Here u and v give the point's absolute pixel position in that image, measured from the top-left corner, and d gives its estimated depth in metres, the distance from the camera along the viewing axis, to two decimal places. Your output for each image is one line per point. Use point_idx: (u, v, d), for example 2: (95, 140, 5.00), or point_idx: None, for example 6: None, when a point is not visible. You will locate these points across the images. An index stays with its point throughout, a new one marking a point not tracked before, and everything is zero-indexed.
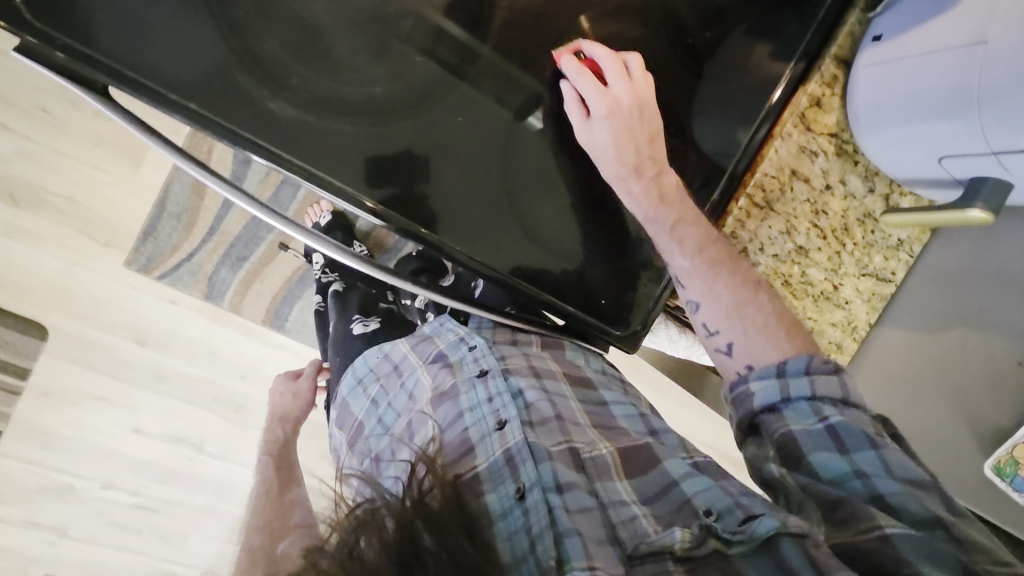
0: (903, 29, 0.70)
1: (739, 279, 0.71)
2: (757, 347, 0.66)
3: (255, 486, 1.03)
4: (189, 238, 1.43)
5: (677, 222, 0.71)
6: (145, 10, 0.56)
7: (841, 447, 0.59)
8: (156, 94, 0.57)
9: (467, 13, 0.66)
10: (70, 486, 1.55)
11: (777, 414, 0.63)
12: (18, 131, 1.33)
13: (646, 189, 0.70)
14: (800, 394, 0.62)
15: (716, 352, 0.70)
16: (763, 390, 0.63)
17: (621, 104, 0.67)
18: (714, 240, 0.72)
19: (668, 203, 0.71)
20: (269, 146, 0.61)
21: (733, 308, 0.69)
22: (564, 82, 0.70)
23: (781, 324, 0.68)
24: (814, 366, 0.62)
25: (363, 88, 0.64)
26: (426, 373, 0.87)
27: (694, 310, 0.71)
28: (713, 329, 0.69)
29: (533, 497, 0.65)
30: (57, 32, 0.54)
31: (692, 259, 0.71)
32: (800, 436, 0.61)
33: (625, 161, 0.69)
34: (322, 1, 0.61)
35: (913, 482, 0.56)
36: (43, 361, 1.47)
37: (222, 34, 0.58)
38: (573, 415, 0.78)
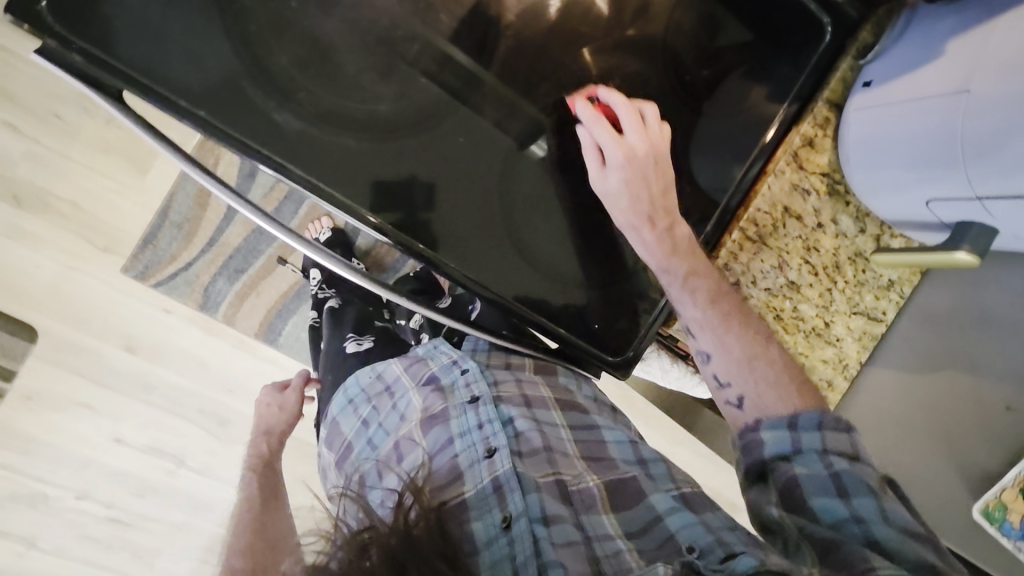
0: (892, 76, 0.72)
1: (749, 332, 0.72)
2: (766, 400, 0.68)
3: (239, 501, 1.03)
4: (187, 248, 1.44)
5: (688, 273, 0.72)
6: (163, 19, 0.58)
7: (842, 492, 0.59)
8: (164, 99, 0.58)
9: (473, 39, 0.68)
10: (44, 494, 1.51)
11: (787, 463, 0.62)
12: (29, 134, 1.35)
13: (660, 240, 0.72)
14: (811, 446, 0.62)
15: (727, 404, 0.71)
16: (773, 440, 0.64)
17: (637, 154, 0.70)
18: (725, 292, 0.74)
19: (681, 253, 0.73)
20: (271, 156, 0.63)
21: (743, 361, 0.70)
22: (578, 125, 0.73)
23: (790, 380, 0.69)
24: (826, 421, 0.63)
25: (368, 105, 0.65)
26: (417, 395, 0.86)
27: (704, 360, 0.73)
28: (724, 380, 0.71)
29: (518, 526, 0.66)
30: (78, 37, 0.56)
31: (704, 311, 0.73)
32: (803, 480, 0.61)
33: (639, 212, 0.72)
34: (335, 21, 0.63)
35: (910, 533, 0.56)
36: (30, 364, 1.46)
37: (236, 46, 0.60)
38: (562, 446, 0.78)
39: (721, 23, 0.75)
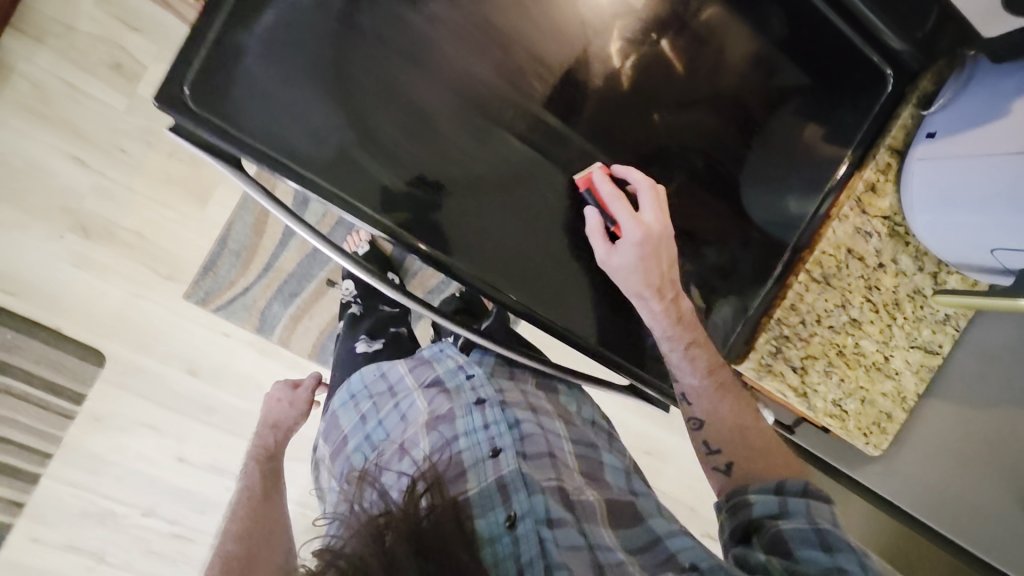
0: (959, 129, 0.75)
1: (741, 403, 0.79)
2: (754, 468, 0.73)
3: (238, 490, 1.02)
4: (244, 274, 1.49)
5: (690, 344, 0.78)
6: (287, 97, 0.63)
7: (826, 543, 0.61)
8: (288, 169, 0.63)
9: (561, 103, 0.72)
10: (112, 511, 1.55)
11: (774, 520, 0.65)
12: (96, 168, 1.38)
13: (666, 309, 0.75)
14: (797, 506, 0.65)
15: (715, 469, 0.77)
16: (761, 503, 0.67)
17: (652, 232, 0.72)
18: (721, 364, 0.80)
19: (685, 324, 0.77)
20: (382, 219, 0.67)
21: (735, 431, 0.76)
22: (587, 197, 0.74)
23: (774, 453, 0.75)
24: (811, 488, 0.67)
25: (468, 168, 0.70)
26: (421, 398, 0.91)
27: (697, 427, 0.79)
28: (714, 447, 0.77)
29: (524, 526, 0.70)
30: (215, 117, 0.61)
31: (701, 380, 0.79)
32: (787, 529, 0.63)
33: (650, 284, 0.73)
34: (437, 93, 0.67)
35: None
36: (97, 387, 1.49)
37: (351, 119, 0.65)
38: (564, 456, 0.83)
39: (779, 66, 0.78)
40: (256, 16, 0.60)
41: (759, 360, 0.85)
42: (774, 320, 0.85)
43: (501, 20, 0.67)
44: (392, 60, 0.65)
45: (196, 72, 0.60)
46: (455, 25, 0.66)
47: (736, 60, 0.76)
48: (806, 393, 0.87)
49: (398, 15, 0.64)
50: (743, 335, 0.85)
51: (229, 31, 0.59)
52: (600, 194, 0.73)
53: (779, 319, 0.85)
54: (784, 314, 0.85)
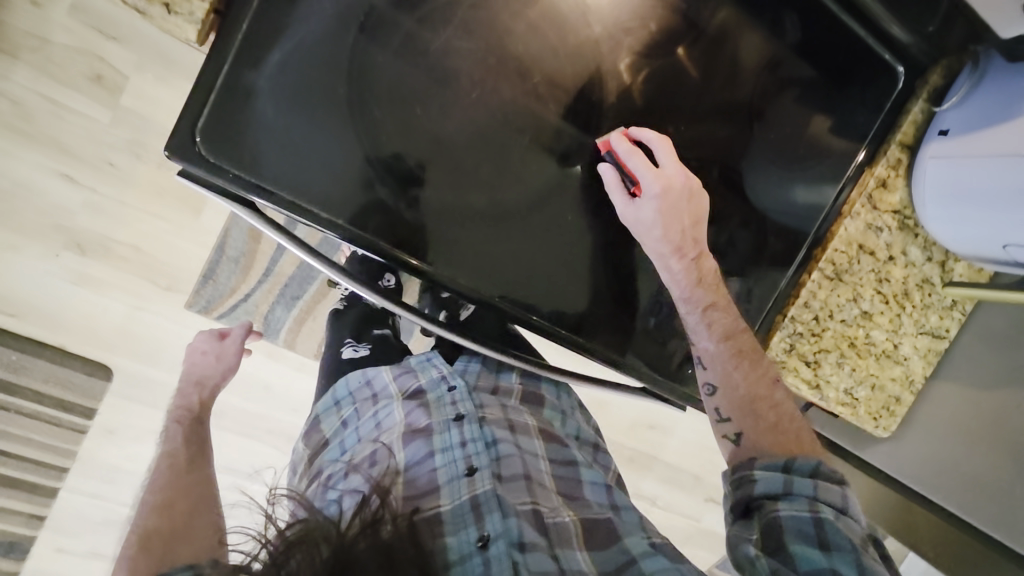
0: (971, 127, 0.76)
1: (759, 373, 0.74)
2: (763, 441, 0.68)
3: (157, 456, 0.86)
4: (245, 280, 1.45)
5: (708, 306, 0.74)
6: (302, 137, 0.61)
7: (823, 541, 0.59)
8: (304, 211, 0.63)
9: (576, 122, 0.72)
10: (133, 517, 1.55)
11: (773, 502, 0.63)
12: (85, 184, 1.34)
13: (687, 268, 0.73)
14: (801, 490, 0.62)
15: (724, 438, 0.73)
16: (766, 481, 0.64)
17: (673, 185, 0.71)
18: (743, 331, 0.75)
19: (705, 286, 0.74)
20: (399, 253, 0.67)
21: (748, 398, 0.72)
22: (607, 160, 0.72)
23: (787, 425, 0.70)
24: (821, 470, 0.64)
25: (488, 195, 0.70)
26: (399, 407, 0.89)
27: (710, 392, 0.76)
28: (724, 415, 0.73)
29: (496, 548, 0.70)
30: (228, 163, 0.60)
31: (717, 345, 0.75)
32: (786, 520, 0.61)
33: (670, 240, 0.72)
34: (453, 122, 0.67)
35: None
36: (108, 401, 1.47)
37: (368, 156, 0.64)
38: (540, 476, 0.84)
39: (784, 61, 0.77)
40: (263, 57, 0.59)
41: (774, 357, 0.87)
42: (788, 317, 0.87)
43: (515, 47, 0.67)
44: (408, 93, 0.64)
45: (206, 118, 0.58)
46: (469, 54, 0.65)
47: (751, 65, 0.76)
48: (819, 385, 0.89)
49: (410, 48, 0.63)
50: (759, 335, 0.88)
51: (238, 74, 0.58)
52: (619, 154, 0.71)
53: (793, 316, 0.86)
54: (798, 311, 0.86)
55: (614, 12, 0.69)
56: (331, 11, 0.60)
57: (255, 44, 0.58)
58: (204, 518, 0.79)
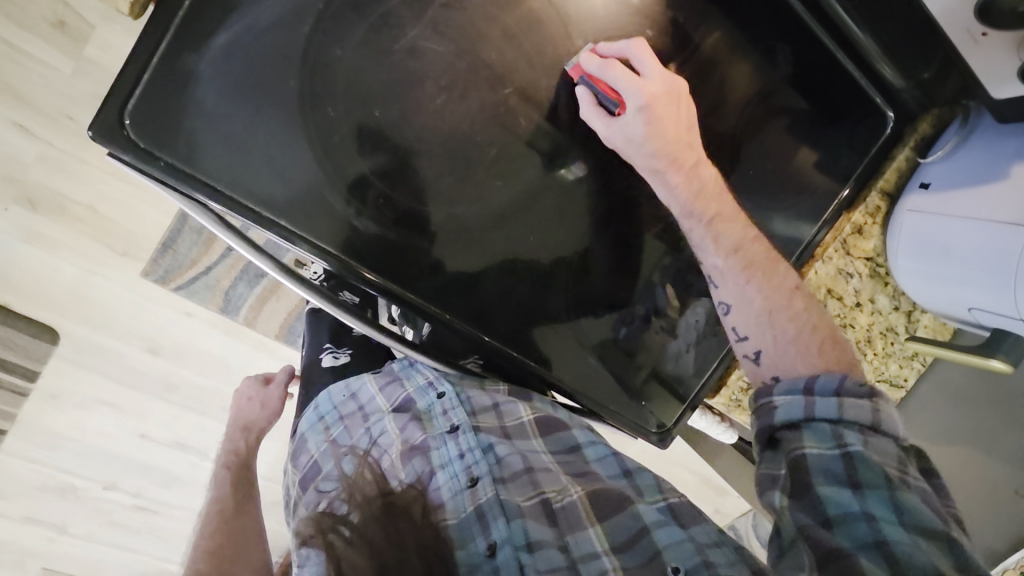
0: (951, 183, 0.75)
1: (775, 283, 0.68)
2: (783, 359, 0.64)
3: (208, 503, 0.97)
4: (207, 253, 1.37)
5: (713, 219, 0.69)
6: (249, 130, 0.57)
7: (853, 480, 0.55)
8: (248, 210, 0.59)
9: (549, 140, 0.69)
10: (73, 485, 1.50)
11: (796, 432, 0.60)
12: (41, 137, 1.25)
13: (685, 180, 0.68)
14: (825, 414, 0.59)
15: (745, 357, 0.69)
16: (785, 406, 0.60)
17: (658, 94, 0.65)
18: (753, 241, 0.70)
19: (707, 196, 0.69)
20: (354, 262, 0.64)
21: (764, 314, 0.67)
22: (580, 85, 0.66)
23: (815, 335, 0.65)
24: (846, 386, 0.59)
25: (447, 208, 0.66)
26: (393, 423, 0.84)
27: (725, 312, 0.71)
28: (742, 334, 0.69)
29: (504, 554, 0.69)
30: (162, 152, 0.55)
31: (725, 259, 0.69)
32: (812, 459, 0.57)
33: (664, 153, 0.67)
34: (418, 128, 0.62)
35: (924, 532, 0.52)
36: (51, 364, 1.39)
37: (320, 157, 0.59)
38: (544, 464, 0.79)
39: (777, 92, 0.74)
40: (207, 39, 0.54)
41: (729, 396, 0.90)
42: None
43: (489, 55, 0.63)
44: (367, 93, 0.60)
45: (137, 100, 0.53)
46: (438, 57, 0.61)
47: (740, 96, 0.73)
48: None
49: (373, 43, 0.59)
50: (715, 374, 0.88)
51: (176, 53, 0.53)
52: (593, 74, 0.65)
53: None
54: None
55: (598, 26, 0.65)
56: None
57: (197, 23, 0.53)
58: (253, 552, 0.89)
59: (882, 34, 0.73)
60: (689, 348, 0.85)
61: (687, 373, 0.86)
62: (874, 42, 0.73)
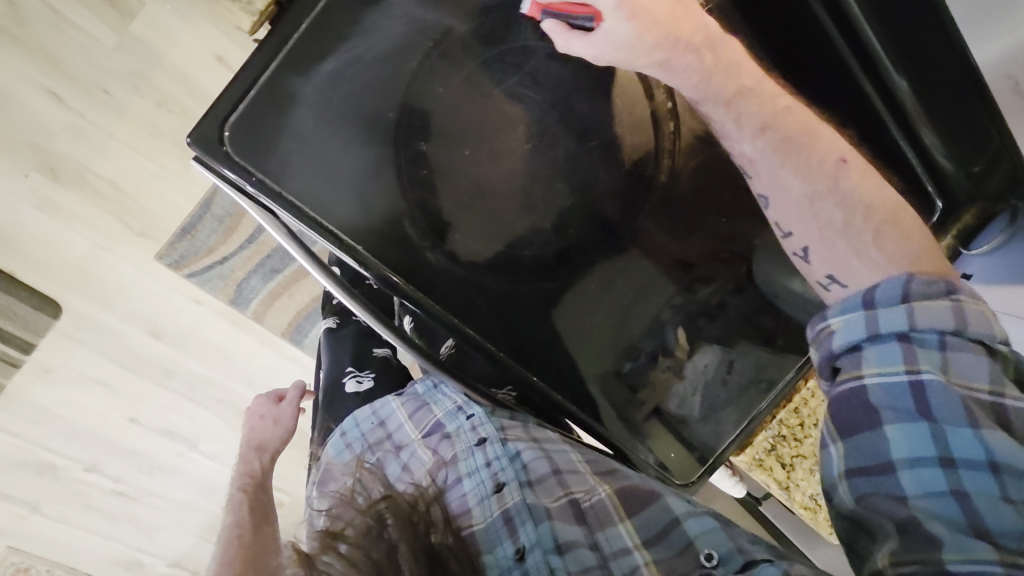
0: (991, 279, 0.82)
1: (816, 160, 0.55)
2: (833, 255, 0.55)
3: (226, 527, 0.94)
4: (226, 242, 1.34)
5: (730, 103, 0.57)
6: (338, 155, 0.58)
7: (927, 415, 0.48)
8: (329, 232, 0.59)
9: (624, 195, 0.69)
10: (53, 463, 1.45)
11: (856, 357, 0.51)
12: (73, 107, 1.20)
13: (690, 64, 0.57)
14: (892, 329, 0.49)
15: (795, 255, 0.60)
16: (843, 330, 0.51)
17: None
18: (782, 116, 0.57)
19: (721, 72, 0.57)
20: (418, 295, 0.64)
21: (805, 204, 0.56)
22: (545, 21, 0.57)
23: (870, 217, 0.53)
24: (912, 289, 0.48)
25: (516, 250, 0.67)
26: (423, 448, 0.87)
27: (766, 205, 0.61)
28: (786, 231, 0.60)
29: (533, 558, 0.70)
30: (255, 168, 0.56)
31: (753, 144, 0.58)
32: (876, 394, 0.49)
33: (657, 42, 0.55)
34: (498, 170, 0.63)
35: (1017, 473, 0.45)
36: (50, 337, 1.35)
37: (405, 189, 0.61)
38: (571, 466, 0.80)
39: None
40: (316, 63, 0.55)
41: (753, 455, 0.90)
42: (775, 418, 0.90)
43: (579, 106, 0.64)
44: (460, 133, 0.61)
45: (238, 115, 0.54)
46: (533, 102, 0.62)
47: None
48: (788, 487, 0.91)
49: (473, 85, 0.60)
50: (747, 431, 0.87)
51: (284, 76, 0.54)
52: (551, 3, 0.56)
53: (780, 419, 0.90)
54: (787, 412, 0.90)
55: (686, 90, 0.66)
56: (399, 32, 0.56)
57: (308, 46, 0.54)
58: None
59: (916, 77, 0.75)
60: (694, 392, 0.82)
61: (691, 416, 0.83)
62: (909, 87, 0.75)
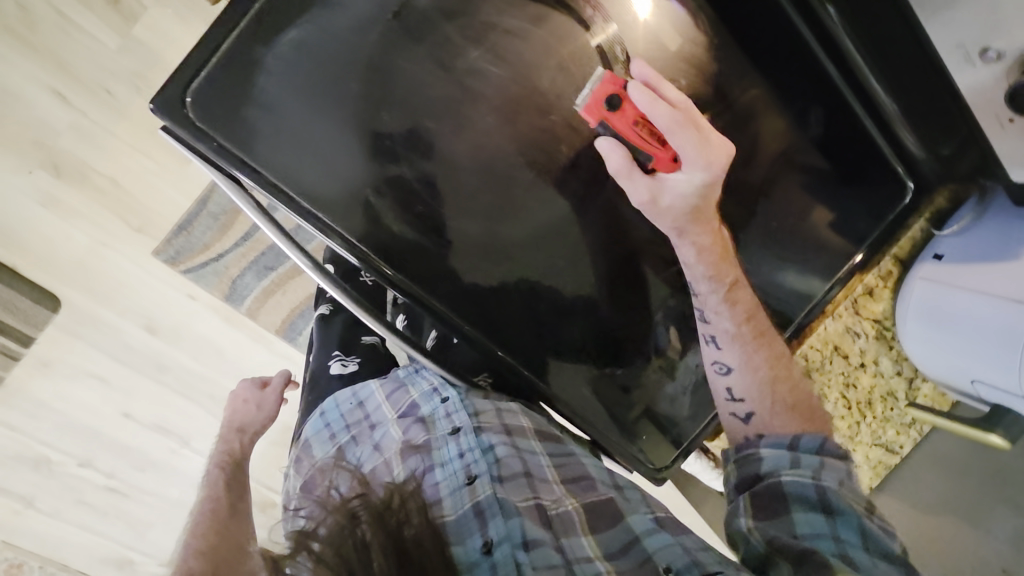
0: (961, 257, 0.81)
1: (774, 354, 0.76)
2: (778, 424, 0.72)
3: (200, 502, 0.96)
4: (221, 239, 1.36)
5: (733, 286, 0.75)
6: (303, 124, 0.60)
7: (826, 506, 0.63)
8: (293, 199, 0.62)
9: (587, 170, 0.71)
10: (48, 457, 1.46)
11: (777, 472, 0.67)
12: (77, 106, 1.25)
13: (711, 244, 0.73)
14: (807, 463, 0.67)
15: (733, 415, 0.75)
16: (772, 456, 0.68)
17: (716, 163, 0.66)
18: (758, 315, 0.77)
19: (727, 265, 0.75)
20: (376, 259, 0.67)
21: (765, 382, 0.74)
22: (602, 125, 0.66)
23: (803, 406, 0.74)
24: (825, 445, 0.68)
25: (485, 224, 0.69)
26: (396, 427, 0.88)
27: (723, 372, 0.77)
28: (738, 396, 0.75)
29: (501, 552, 0.69)
30: (219, 134, 0.58)
31: (737, 327, 0.75)
32: (788, 487, 0.65)
33: (694, 217, 0.70)
34: (464, 144, 0.65)
35: (883, 557, 0.61)
36: (49, 331, 1.37)
37: (369, 159, 0.63)
38: (542, 471, 0.80)
39: (803, 152, 0.78)
40: (278, 33, 0.57)
41: None
42: None
43: (542, 82, 0.65)
44: (424, 105, 0.62)
45: (202, 82, 0.56)
46: (497, 78, 0.64)
47: (771, 149, 0.77)
48: None
49: (438, 58, 0.62)
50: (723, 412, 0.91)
51: (248, 45, 0.56)
52: (615, 116, 0.65)
53: None
54: None
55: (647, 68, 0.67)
56: (364, 6, 0.58)
57: (273, 16, 0.56)
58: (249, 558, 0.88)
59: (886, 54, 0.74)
60: (684, 391, 0.88)
61: (680, 415, 0.89)
62: (881, 85, 0.75)
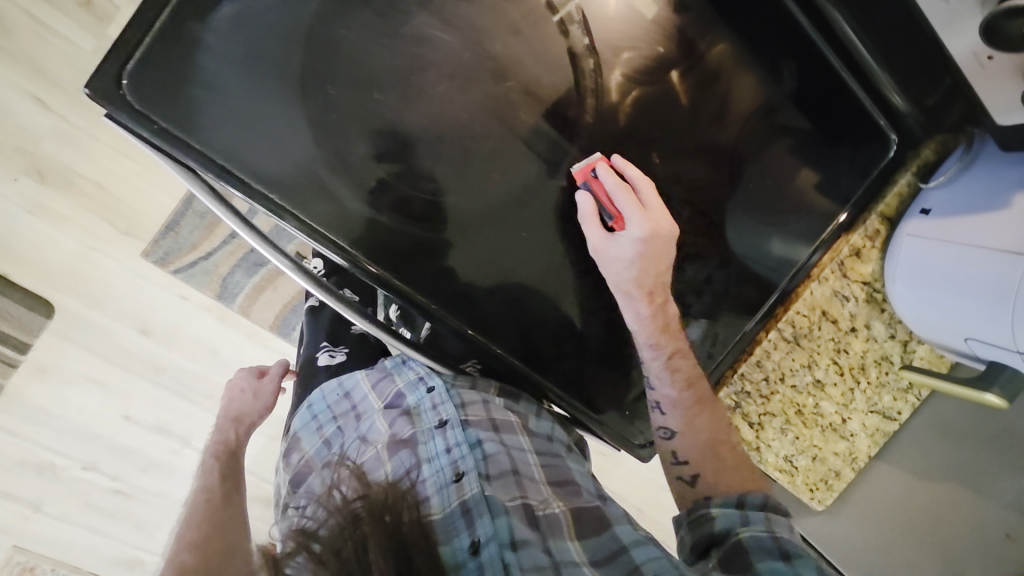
0: (948, 211, 0.78)
1: (717, 418, 0.79)
2: (721, 483, 0.71)
3: (194, 492, 0.95)
4: (209, 238, 1.35)
5: (673, 354, 0.77)
6: (245, 102, 0.58)
7: (783, 552, 0.61)
8: (245, 183, 0.60)
9: (549, 139, 0.69)
10: (52, 462, 1.45)
11: (732, 531, 0.65)
12: (56, 110, 1.24)
13: (654, 312, 0.75)
14: (757, 520, 0.65)
15: (680, 478, 0.75)
16: (723, 517, 0.67)
17: (659, 229, 0.70)
18: (699, 379, 0.80)
19: (668, 332, 0.77)
20: (336, 239, 0.65)
21: (709, 443, 0.76)
22: (582, 190, 0.70)
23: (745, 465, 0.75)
24: (769, 503, 0.68)
25: (448, 197, 0.67)
26: (382, 419, 0.86)
27: (668, 436, 0.78)
28: (683, 458, 0.76)
29: (488, 552, 0.68)
30: (159, 116, 0.56)
31: (679, 392, 0.78)
32: (744, 539, 0.63)
33: (643, 284, 0.72)
34: (418, 114, 0.63)
35: None
36: (44, 337, 1.37)
37: (318, 136, 0.61)
38: (529, 469, 0.79)
39: (780, 109, 0.75)
40: (212, 8, 0.54)
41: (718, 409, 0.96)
42: (737, 374, 0.93)
43: (495, 47, 0.63)
44: (371, 76, 0.60)
45: (136, 62, 0.54)
46: (446, 45, 0.62)
47: (742, 109, 0.74)
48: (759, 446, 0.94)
49: (382, 25, 0.59)
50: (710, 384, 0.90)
51: (180, 22, 0.54)
52: (594, 183, 0.70)
53: (742, 373, 0.92)
54: (749, 365, 0.92)
55: (604, 27, 0.65)
56: None
57: None
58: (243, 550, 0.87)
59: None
60: None
61: None
62: (856, 31, 0.72)
